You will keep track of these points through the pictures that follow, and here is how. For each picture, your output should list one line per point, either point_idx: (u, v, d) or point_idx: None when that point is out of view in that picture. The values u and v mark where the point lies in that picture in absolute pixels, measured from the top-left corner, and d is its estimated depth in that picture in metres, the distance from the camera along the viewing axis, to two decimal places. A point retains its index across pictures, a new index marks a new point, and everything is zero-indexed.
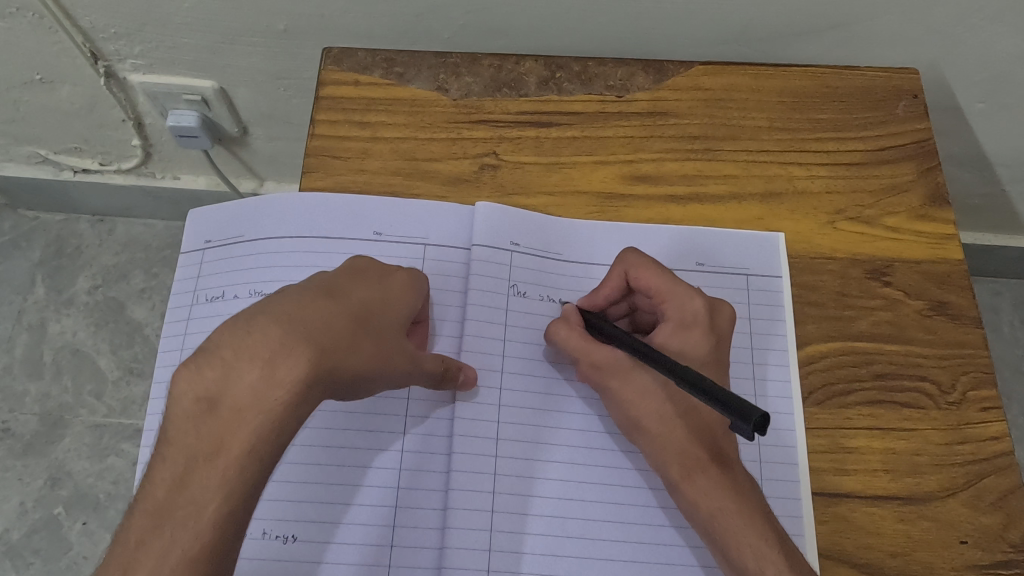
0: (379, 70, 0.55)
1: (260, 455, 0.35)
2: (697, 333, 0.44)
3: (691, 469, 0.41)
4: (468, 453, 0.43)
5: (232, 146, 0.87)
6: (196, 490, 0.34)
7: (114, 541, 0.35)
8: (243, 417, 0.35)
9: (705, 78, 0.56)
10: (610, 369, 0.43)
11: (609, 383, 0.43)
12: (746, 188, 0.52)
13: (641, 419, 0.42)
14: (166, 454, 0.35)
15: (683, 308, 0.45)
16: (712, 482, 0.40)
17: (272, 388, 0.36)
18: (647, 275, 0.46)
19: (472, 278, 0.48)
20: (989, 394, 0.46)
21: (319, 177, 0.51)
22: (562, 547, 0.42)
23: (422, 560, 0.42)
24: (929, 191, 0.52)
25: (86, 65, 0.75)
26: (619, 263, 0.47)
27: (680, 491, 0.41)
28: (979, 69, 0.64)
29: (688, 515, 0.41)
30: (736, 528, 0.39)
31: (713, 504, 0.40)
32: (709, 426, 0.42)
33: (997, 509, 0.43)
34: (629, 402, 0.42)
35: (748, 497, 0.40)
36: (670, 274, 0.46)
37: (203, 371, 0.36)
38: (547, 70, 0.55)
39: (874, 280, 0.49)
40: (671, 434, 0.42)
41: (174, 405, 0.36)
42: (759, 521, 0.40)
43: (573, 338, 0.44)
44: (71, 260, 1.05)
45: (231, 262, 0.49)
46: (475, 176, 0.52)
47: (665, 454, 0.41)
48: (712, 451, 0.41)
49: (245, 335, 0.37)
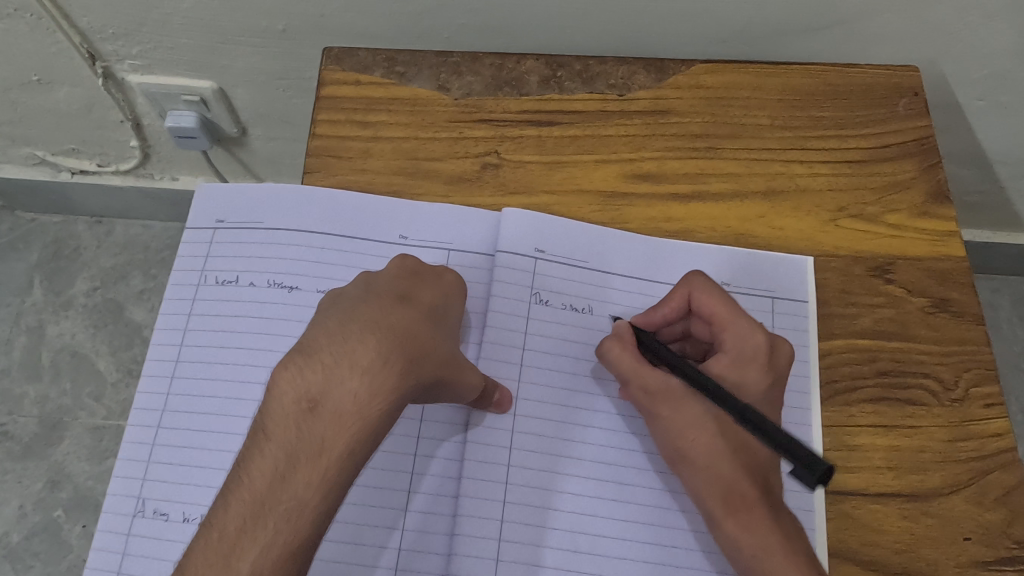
0: (380, 69, 0.55)
1: (360, 457, 0.34)
2: (755, 369, 0.43)
3: (737, 505, 0.39)
4: (478, 457, 0.43)
5: (230, 146, 0.87)
6: (301, 487, 0.33)
7: (203, 529, 0.34)
8: (348, 420, 0.34)
9: (706, 76, 0.56)
10: (661, 395, 0.42)
11: (658, 409, 0.42)
12: (748, 186, 0.52)
13: (688, 449, 0.41)
14: (265, 449, 0.34)
15: (744, 340, 0.43)
16: (757, 520, 0.39)
17: (375, 395, 0.34)
18: (711, 299, 0.44)
19: (495, 286, 0.47)
20: (993, 390, 0.46)
21: (321, 177, 0.51)
22: (574, 543, 0.42)
23: (430, 564, 0.41)
24: (931, 188, 0.52)
25: (84, 66, 0.74)
26: (684, 284, 0.45)
27: (723, 528, 0.39)
28: (978, 66, 0.64)
29: (727, 552, 0.39)
30: (778, 571, 0.38)
31: (756, 542, 0.38)
32: (759, 463, 0.41)
33: (1001, 505, 0.43)
34: (676, 431, 0.41)
35: (793, 539, 0.39)
36: (736, 304, 0.44)
37: (304, 371, 0.34)
38: (548, 69, 0.55)
39: (877, 277, 0.50)
40: (718, 467, 0.40)
41: (273, 402, 0.34)
42: (803, 565, 0.38)
43: (627, 360, 0.43)
44: (69, 262, 1.05)
45: (247, 247, 0.48)
46: (477, 175, 0.52)
47: (711, 487, 0.40)
48: (761, 488, 0.40)
49: (344, 339, 0.35)
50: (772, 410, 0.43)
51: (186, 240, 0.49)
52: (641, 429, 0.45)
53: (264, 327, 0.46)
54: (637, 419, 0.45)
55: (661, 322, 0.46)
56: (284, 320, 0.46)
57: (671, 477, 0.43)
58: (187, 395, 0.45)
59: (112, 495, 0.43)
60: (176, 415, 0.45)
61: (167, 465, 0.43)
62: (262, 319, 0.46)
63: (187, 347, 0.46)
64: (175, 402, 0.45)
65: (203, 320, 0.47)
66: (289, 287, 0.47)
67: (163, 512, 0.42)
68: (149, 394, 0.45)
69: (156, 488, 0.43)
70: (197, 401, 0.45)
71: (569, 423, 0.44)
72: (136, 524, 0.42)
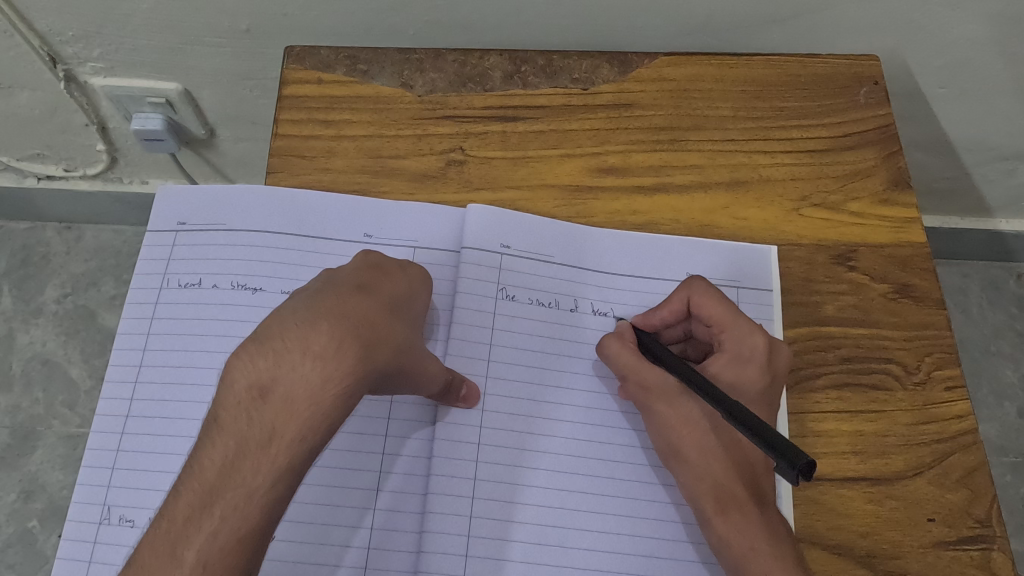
0: (342, 68, 0.54)
1: (313, 443, 0.34)
2: (752, 368, 0.43)
3: (727, 504, 0.39)
4: (444, 455, 0.43)
5: (199, 148, 0.85)
6: (249, 474, 0.32)
7: (154, 521, 0.33)
8: (299, 406, 0.33)
9: (669, 69, 0.56)
10: (657, 392, 0.42)
11: (654, 405, 0.42)
12: (712, 177, 0.53)
13: (681, 445, 0.41)
14: (216, 438, 0.33)
15: (742, 341, 0.43)
16: (747, 519, 0.39)
17: (328, 380, 0.33)
18: (710, 302, 0.44)
19: (461, 282, 0.47)
20: (954, 372, 0.47)
21: (284, 177, 0.51)
22: (542, 536, 0.42)
23: (398, 563, 0.41)
24: (892, 175, 0.53)
25: (44, 70, 0.73)
26: (684, 288, 0.45)
27: (712, 526, 0.39)
28: (938, 54, 0.65)
29: (717, 551, 0.39)
30: (765, 571, 0.38)
31: (745, 542, 0.38)
32: (750, 463, 0.41)
33: (963, 486, 0.44)
34: (670, 427, 0.42)
35: (781, 540, 0.39)
36: (734, 307, 0.45)
37: (255, 359, 0.33)
38: (512, 64, 0.55)
39: (839, 265, 0.50)
40: (709, 466, 0.40)
41: (224, 390, 0.34)
42: (791, 564, 0.38)
43: (624, 355, 0.44)
44: (38, 269, 1.03)
45: (208, 248, 0.48)
46: (442, 171, 0.51)
47: (701, 486, 0.40)
48: (751, 488, 0.40)
49: (296, 326, 0.34)
50: (768, 411, 0.43)
51: (147, 245, 0.48)
52: (609, 421, 0.45)
53: (227, 328, 0.46)
54: (604, 411, 0.45)
55: (659, 323, 0.46)
56: (249, 321, 0.46)
57: (638, 468, 0.44)
58: (151, 398, 0.44)
59: (78, 503, 0.42)
60: (141, 420, 0.44)
61: (132, 470, 0.43)
62: (225, 321, 0.46)
63: (151, 352, 0.46)
64: (139, 407, 0.44)
65: (169, 323, 0.46)
66: (253, 288, 0.47)
67: (129, 519, 0.42)
68: (113, 400, 0.44)
69: (122, 495, 0.42)
70: (162, 405, 0.44)
71: (536, 416, 0.44)
72: (102, 532, 0.42)
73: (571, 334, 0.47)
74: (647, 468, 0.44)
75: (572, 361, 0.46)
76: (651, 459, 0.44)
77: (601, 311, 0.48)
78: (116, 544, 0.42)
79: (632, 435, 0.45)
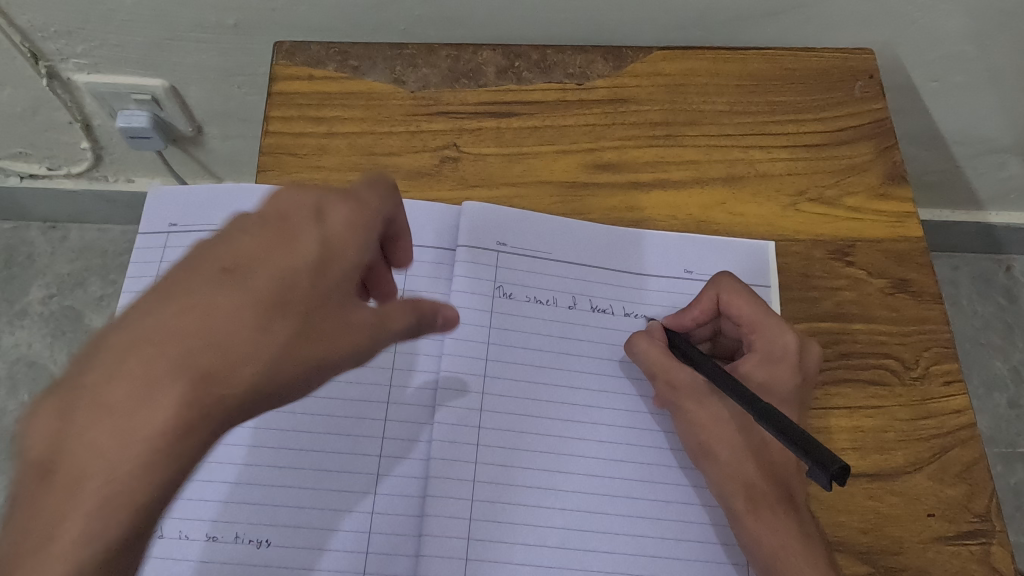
0: (333, 63, 0.54)
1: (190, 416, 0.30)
2: (784, 368, 0.43)
3: (758, 503, 0.40)
4: (446, 458, 0.42)
5: (186, 145, 0.84)
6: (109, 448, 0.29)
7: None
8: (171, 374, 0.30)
9: (664, 64, 0.55)
10: (686, 391, 0.42)
11: (684, 404, 0.42)
12: (708, 172, 0.52)
13: (712, 444, 0.41)
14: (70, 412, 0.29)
15: (772, 341, 0.43)
16: (777, 517, 0.39)
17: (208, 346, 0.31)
18: (738, 300, 0.44)
19: (457, 280, 0.46)
20: (951, 367, 0.47)
21: (276, 176, 0.50)
22: (543, 537, 0.41)
23: (398, 568, 0.41)
24: (886, 169, 0.53)
25: (26, 66, 0.72)
26: (713, 285, 0.45)
27: (742, 524, 0.40)
28: (930, 47, 0.65)
29: (746, 548, 0.40)
30: (798, 571, 0.38)
31: (776, 540, 0.39)
32: (782, 464, 0.41)
33: (962, 481, 0.44)
34: (700, 427, 0.41)
35: (813, 538, 0.39)
36: (764, 304, 0.44)
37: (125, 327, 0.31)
38: (505, 59, 0.54)
39: (837, 261, 0.50)
40: (740, 464, 0.40)
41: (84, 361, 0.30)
42: (822, 563, 0.38)
43: (654, 353, 0.43)
44: (22, 270, 1.01)
45: None
46: (436, 168, 0.51)
47: (733, 484, 0.40)
48: (784, 488, 0.40)
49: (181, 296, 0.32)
50: (802, 411, 0.43)
51: (137, 247, 0.47)
52: (610, 419, 0.44)
53: None
54: (604, 409, 0.45)
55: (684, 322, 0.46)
56: None
57: (640, 466, 0.43)
58: None
59: None
60: None
61: None
62: None
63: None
64: None
65: None
66: None
67: None
68: None
69: None
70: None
71: (536, 416, 0.44)
72: None
73: (570, 332, 0.46)
74: (649, 466, 0.43)
75: (572, 359, 0.46)
76: (650, 458, 0.44)
77: (600, 308, 0.47)
78: None
79: (632, 433, 0.44)
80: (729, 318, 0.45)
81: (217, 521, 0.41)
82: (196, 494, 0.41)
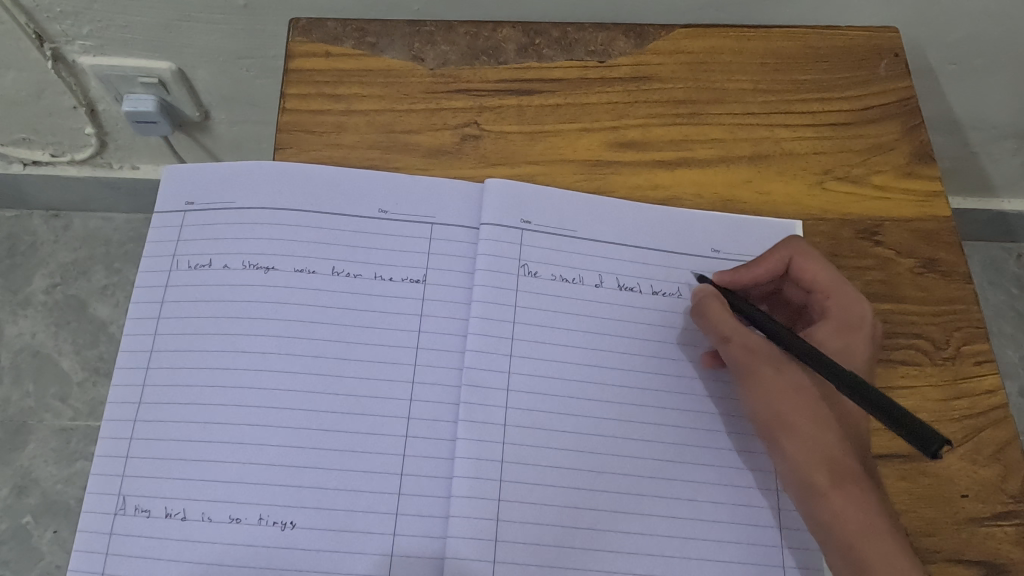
0: (350, 40, 0.52)
1: None
2: (859, 336, 0.43)
3: (841, 475, 0.39)
4: (473, 439, 0.41)
5: (192, 131, 0.83)
6: None
7: None
8: None
9: (687, 41, 0.54)
10: (765, 358, 0.42)
11: (763, 373, 0.41)
12: (734, 151, 0.51)
13: (791, 415, 0.41)
14: None
15: (846, 308, 0.44)
16: (861, 490, 0.39)
17: None
18: (814, 264, 0.44)
19: (481, 258, 0.45)
20: (982, 347, 0.46)
21: (294, 154, 0.49)
22: (573, 518, 0.41)
23: (425, 550, 0.40)
24: (914, 148, 0.52)
25: (30, 48, 0.70)
26: (786, 245, 0.45)
27: (825, 498, 0.39)
28: (951, 28, 0.65)
29: (826, 524, 0.39)
30: (881, 544, 0.38)
31: (859, 513, 0.38)
32: (857, 435, 0.41)
33: (995, 461, 0.43)
34: (779, 397, 0.41)
35: (889, 512, 0.39)
36: (836, 271, 0.45)
37: None
38: (525, 37, 0.53)
39: (865, 240, 0.49)
40: (820, 436, 0.40)
41: None
42: (901, 537, 0.38)
43: (729, 320, 0.42)
44: (25, 259, 1.00)
45: (218, 228, 0.46)
46: (457, 147, 0.50)
47: (814, 457, 0.40)
48: (862, 463, 0.40)
49: None
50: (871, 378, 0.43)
51: (154, 226, 0.46)
52: (640, 399, 0.43)
53: (241, 310, 0.44)
54: (633, 390, 0.44)
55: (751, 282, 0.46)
56: (264, 303, 0.44)
57: (670, 447, 0.43)
58: (162, 383, 0.43)
59: (92, 494, 0.40)
60: (153, 408, 0.42)
61: (147, 458, 0.41)
62: (237, 303, 0.44)
63: (162, 337, 0.44)
64: (150, 393, 0.42)
65: (181, 306, 0.44)
66: (265, 268, 0.45)
67: (145, 509, 0.40)
68: (126, 387, 0.43)
69: (137, 484, 0.41)
70: (174, 390, 0.42)
71: (564, 396, 0.43)
72: (118, 523, 0.40)
73: (597, 311, 0.45)
74: (680, 447, 0.43)
75: (600, 338, 0.45)
76: (680, 438, 0.43)
77: (626, 287, 0.46)
78: (132, 535, 0.40)
79: (661, 414, 0.43)
80: (798, 284, 0.46)
81: (241, 503, 0.40)
82: (218, 475, 0.40)
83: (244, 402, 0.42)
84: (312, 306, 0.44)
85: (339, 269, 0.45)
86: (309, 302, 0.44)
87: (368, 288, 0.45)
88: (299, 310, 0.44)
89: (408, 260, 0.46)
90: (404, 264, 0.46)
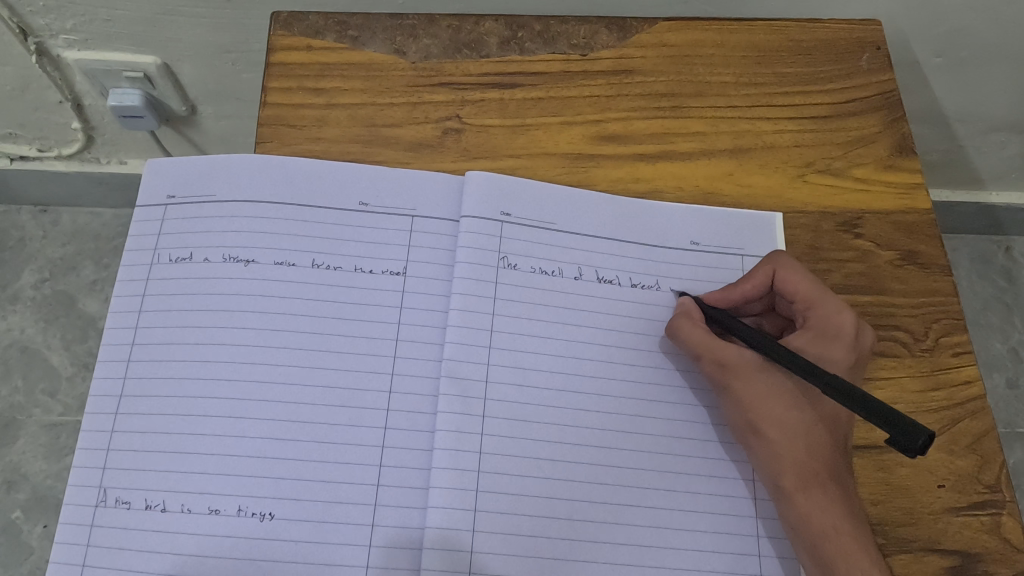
0: (332, 34, 0.52)
1: None
2: (838, 347, 0.42)
3: (809, 482, 0.40)
4: (452, 430, 0.41)
5: (179, 125, 0.82)
6: None
7: None
8: None
9: (669, 34, 0.54)
10: (736, 368, 0.42)
11: (733, 382, 0.42)
12: (715, 144, 0.51)
13: (761, 422, 0.41)
14: None
15: (827, 319, 0.43)
16: (829, 496, 0.39)
17: None
18: (794, 277, 0.44)
19: (461, 251, 0.45)
20: (960, 338, 0.47)
21: (275, 147, 0.49)
22: (551, 508, 0.41)
23: (403, 540, 0.40)
24: (895, 141, 0.52)
25: (14, 42, 0.70)
26: (768, 261, 0.45)
27: (792, 502, 0.40)
28: (935, 21, 0.65)
29: (793, 527, 0.40)
30: (846, 548, 0.38)
31: (824, 518, 0.39)
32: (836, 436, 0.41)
33: (971, 452, 0.44)
34: (750, 404, 0.41)
35: (860, 515, 0.40)
36: (819, 283, 0.44)
37: None
38: (508, 30, 0.53)
39: (846, 232, 0.49)
40: (789, 443, 0.40)
41: None
42: (869, 541, 0.39)
43: (700, 334, 0.43)
44: (14, 255, 1.00)
45: (199, 222, 0.46)
46: (439, 140, 0.50)
47: (782, 463, 0.40)
48: (835, 467, 0.40)
49: None
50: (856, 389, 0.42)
51: (135, 220, 0.46)
52: (619, 391, 0.44)
53: (220, 303, 0.44)
54: (612, 382, 0.44)
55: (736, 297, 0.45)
56: (244, 296, 0.44)
57: (650, 439, 0.43)
58: (143, 376, 0.43)
59: (73, 486, 0.40)
60: (133, 401, 0.42)
61: (127, 450, 0.41)
62: (217, 296, 0.44)
63: (144, 330, 0.44)
64: (130, 386, 0.42)
65: (162, 299, 0.44)
66: (245, 261, 0.45)
67: (126, 501, 0.40)
68: (106, 380, 0.43)
69: (118, 476, 0.41)
70: (155, 383, 0.42)
71: (542, 388, 0.43)
72: (100, 514, 0.40)
73: (577, 303, 0.45)
74: (659, 438, 0.43)
75: (580, 331, 0.45)
76: (659, 429, 0.43)
77: (606, 280, 0.46)
78: (112, 527, 0.40)
79: (640, 405, 0.44)
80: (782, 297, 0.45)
81: (221, 495, 0.40)
82: (198, 467, 0.40)
83: (223, 395, 0.42)
84: (293, 299, 0.44)
85: (320, 262, 0.45)
86: (290, 295, 0.44)
87: (349, 280, 0.45)
88: (279, 302, 0.44)
89: (390, 253, 0.46)
90: (385, 256, 0.46)
